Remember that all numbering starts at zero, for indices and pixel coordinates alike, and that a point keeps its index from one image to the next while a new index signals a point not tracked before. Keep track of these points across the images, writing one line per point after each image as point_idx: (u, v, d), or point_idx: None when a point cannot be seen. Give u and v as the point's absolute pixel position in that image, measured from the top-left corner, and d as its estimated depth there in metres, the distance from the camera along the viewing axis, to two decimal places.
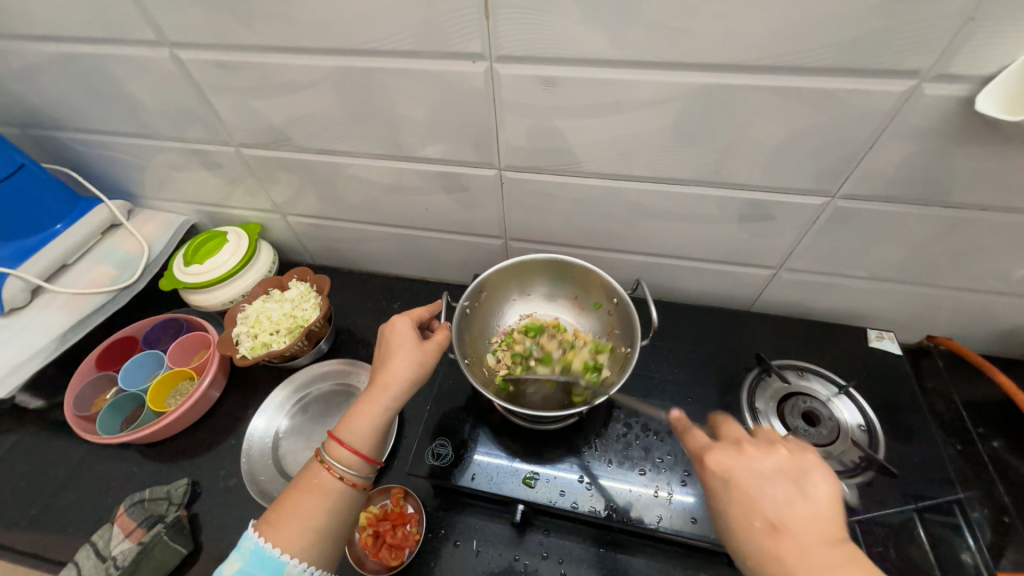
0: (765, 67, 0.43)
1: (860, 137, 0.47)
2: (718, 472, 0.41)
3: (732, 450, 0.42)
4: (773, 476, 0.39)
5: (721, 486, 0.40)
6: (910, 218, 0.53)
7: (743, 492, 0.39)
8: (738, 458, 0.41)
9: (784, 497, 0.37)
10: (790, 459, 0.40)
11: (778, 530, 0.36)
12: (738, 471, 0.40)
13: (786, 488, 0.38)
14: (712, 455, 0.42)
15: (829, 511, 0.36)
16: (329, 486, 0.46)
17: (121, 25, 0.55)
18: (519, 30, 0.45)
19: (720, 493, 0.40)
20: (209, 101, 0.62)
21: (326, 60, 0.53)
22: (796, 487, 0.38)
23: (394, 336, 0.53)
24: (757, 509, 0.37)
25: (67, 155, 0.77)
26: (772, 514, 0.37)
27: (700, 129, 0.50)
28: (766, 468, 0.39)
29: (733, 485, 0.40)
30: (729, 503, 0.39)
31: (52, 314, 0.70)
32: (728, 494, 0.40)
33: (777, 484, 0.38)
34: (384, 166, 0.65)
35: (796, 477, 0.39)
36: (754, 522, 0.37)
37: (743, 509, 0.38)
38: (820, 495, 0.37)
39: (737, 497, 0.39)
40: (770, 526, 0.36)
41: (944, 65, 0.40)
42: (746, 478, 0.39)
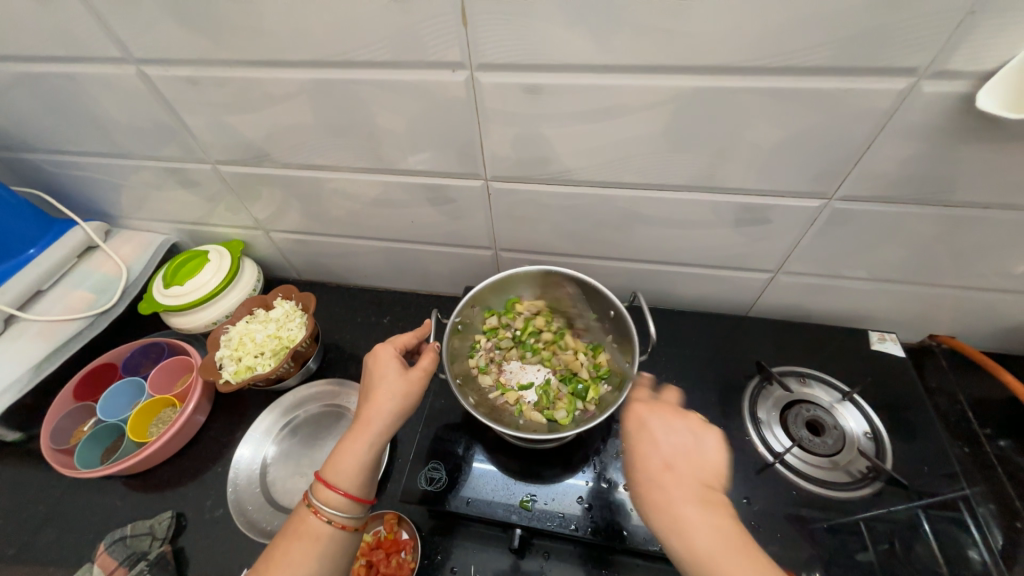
0: (757, 69, 0.41)
1: (858, 137, 0.45)
2: (640, 423, 0.49)
3: (653, 409, 0.49)
4: (684, 435, 0.47)
5: (636, 428, 0.49)
6: (910, 218, 0.52)
7: (650, 438, 0.47)
8: (662, 414, 0.48)
9: (682, 447, 0.46)
10: (694, 424, 0.48)
11: (665, 471, 0.44)
12: (646, 411, 0.49)
13: (686, 444, 0.46)
14: (649, 414, 0.49)
15: (709, 466, 0.44)
16: (317, 531, 0.44)
17: (84, 43, 0.52)
18: (499, 38, 0.43)
19: (637, 432, 0.48)
20: (181, 117, 0.59)
21: (300, 72, 0.50)
22: (695, 442, 0.46)
23: (377, 366, 0.51)
24: (654, 454, 0.45)
25: (38, 177, 0.74)
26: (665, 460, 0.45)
27: (691, 133, 0.48)
28: (680, 428, 0.47)
29: (644, 430, 0.48)
30: (637, 443, 0.47)
31: (27, 344, 0.68)
32: (642, 437, 0.48)
33: (679, 440, 0.46)
34: (367, 179, 0.62)
35: (698, 437, 0.46)
36: (657, 462, 0.45)
37: (647, 454, 0.46)
38: (709, 455, 0.45)
39: (649, 453, 0.45)
40: (663, 468, 0.44)
41: (943, 61, 0.38)
42: (665, 432, 0.47)
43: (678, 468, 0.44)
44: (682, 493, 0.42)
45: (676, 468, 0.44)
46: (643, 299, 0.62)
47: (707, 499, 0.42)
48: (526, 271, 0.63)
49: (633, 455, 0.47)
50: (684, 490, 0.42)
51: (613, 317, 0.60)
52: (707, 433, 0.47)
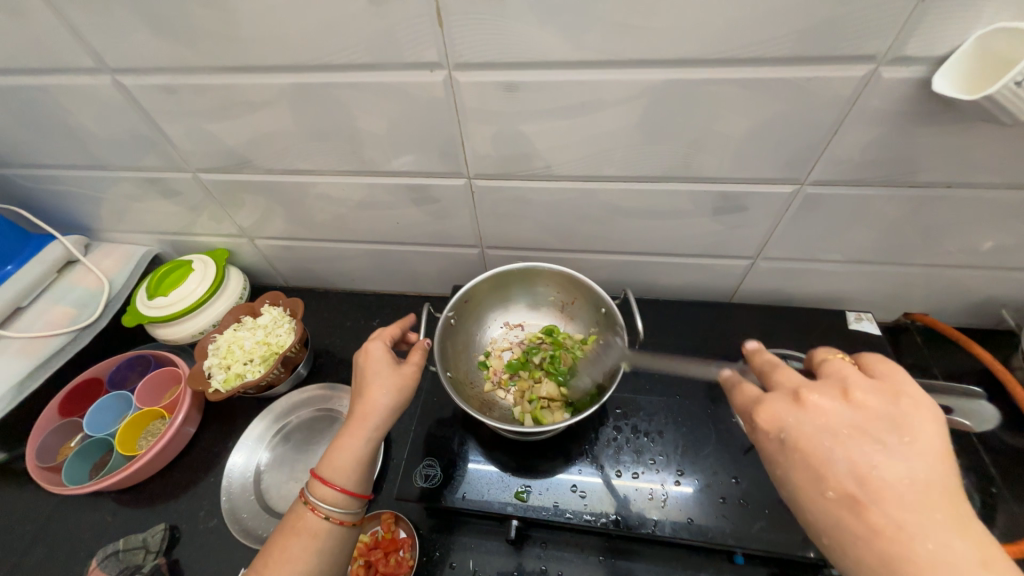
0: (724, 61, 0.43)
1: (824, 123, 0.47)
2: (775, 424, 0.38)
3: (800, 395, 0.37)
4: (864, 426, 0.35)
5: (804, 440, 0.36)
6: (878, 200, 0.54)
7: (812, 441, 0.35)
8: (821, 402, 0.36)
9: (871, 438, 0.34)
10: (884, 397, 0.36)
11: (868, 486, 0.32)
12: (796, 420, 0.36)
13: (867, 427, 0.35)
14: (778, 404, 0.38)
15: (931, 466, 0.33)
16: (316, 527, 0.45)
17: (56, 54, 0.52)
18: (475, 36, 0.44)
19: (788, 443, 0.36)
20: (159, 126, 0.59)
21: (279, 77, 0.51)
22: (901, 428, 0.34)
23: (369, 362, 0.52)
24: (838, 466, 0.34)
25: (13, 193, 0.73)
26: (863, 465, 0.33)
27: (666, 124, 0.49)
28: (856, 418, 0.35)
29: (801, 443, 0.36)
30: (804, 457, 0.35)
31: (7, 362, 0.66)
32: (802, 448, 0.36)
33: (864, 439, 0.34)
34: (351, 182, 0.63)
35: (906, 419, 0.35)
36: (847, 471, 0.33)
37: (815, 459, 0.35)
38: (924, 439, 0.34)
39: (823, 457, 0.34)
40: (863, 483, 0.33)
41: (899, 48, 0.40)
42: (818, 421, 0.36)
43: (894, 479, 0.32)
44: (904, 505, 0.31)
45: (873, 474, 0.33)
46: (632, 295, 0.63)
47: (950, 517, 0.31)
48: (519, 268, 0.63)
49: (803, 469, 0.35)
50: (907, 509, 0.31)
51: (605, 313, 0.62)
52: (857, 410, 0.36)
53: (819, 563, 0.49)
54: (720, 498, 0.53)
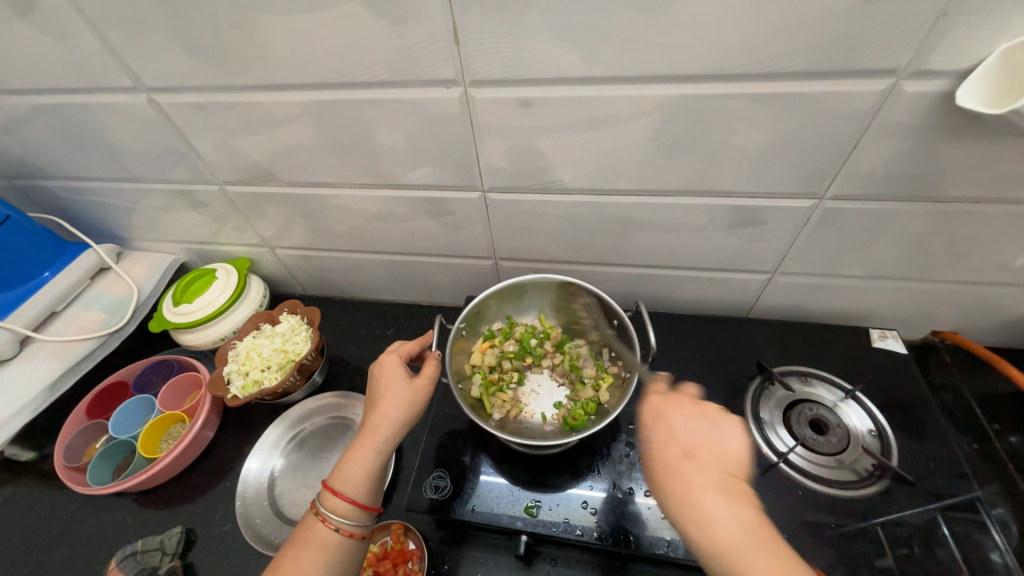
0: (739, 77, 0.43)
1: (843, 138, 0.46)
2: (662, 413, 0.50)
3: (676, 400, 0.51)
4: (701, 422, 0.48)
5: (663, 426, 0.49)
6: (902, 215, 0.52)
7: (666, 424, 0.49)
8: (684, 408, 0.50)
9: (700, 434, 0.47)
10: (713, 414, 0.49)
11: (686, 461, 0.45)
12: (667, 407, 0.50)
13: (701, 431, 0.47)
14: (665, 405, 0.50)
15: (729, 457, 0.46)
16: (325, 539, 0.45)
17: (98, 73, 0.55)
18: (491, 55, 0.45)
19: (653, 420, 0.50)
20: (189, 141, 0.62)
21: (302, 95, 0.53)
22: (715, 433, 0.47)
23: (383, 374, 0.53)
24: (674, 441, 0.47)
25: (53, 203, 0.77)
26: (691, 446, 0.46)
27: (681, 139, 0.49)
28: (696, 413, 0.49)
29: (661, 419, 0.50)
30: (656, 426, 0.50)
31: (41, 364, 0.69)
32: (658, 424, 0.50)
33: (699, 422, 0.48)
34: (369, 195, 0.64)
35: (721, 427, 0.48)
36: (677, 452, 0.46)
37: (663, 437, 0.48)
38: (729, 445, 0.46)
39: (671, 438, 0.47)
40: (685, 456, 0.46)
41: (921, 62, 0.39)
42: (671, 414, 0.50)
43: (700, 456, 0.45)
44: (705, 481, 0.43)
45: (694, 458, 0.45)
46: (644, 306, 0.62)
47: (732, 487, 0.43)
48: (531, 281, 0.63)
49: (652, 438, 0.49)
50: (706, 483, 0.43)
51: (617, 326, 0.62)
52: (708, 422, 0.48)
53: None
54: None
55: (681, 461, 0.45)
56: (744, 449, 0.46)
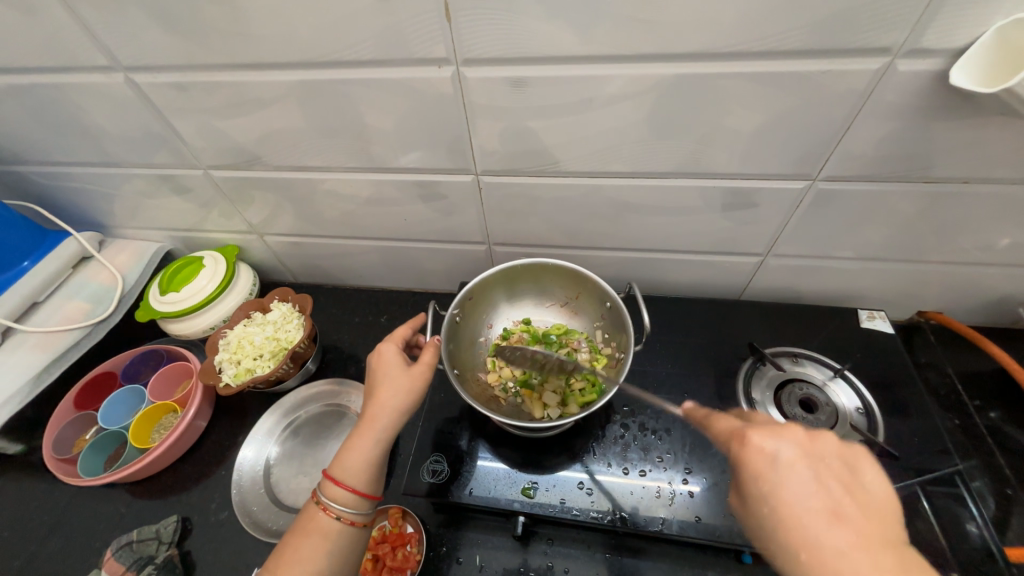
0: (736, 55, 0.42)
1: (837, 118, 0.46)
2: (765, 452, 0.37)
3: (778, 432, 0.38)
4: (837, 471, 0.36)
5: (766, 464, 0.37)
6: (893, 196, 0.53)
7: (798, 477, 0.36)
8: (792, 444, 0.37)
9: (837, 483, 0.36)
10: (842, 447, 0.38)
11: (839, 522, 0.33)
12: (789, 454, 0.37)
13: (835, 475, 0.36)
14: (757, 434, 0.38)
15: (881, 507, 0.35)
16: (326, 527, 0.45)
17: (70, 52, 0.52)
18: (484, 32, 0.44)
19: (763, 472, 0.37)
20: (171, 124, 0.60)
21: (287, 74, 0.51)
22: (852, 470, 0.37)
23: (381, 363, 0.52)
24: (813, 495, 0.35)
25: (29, 190, 0.74)
26: (830, 500, 0.35)
27: (676, 120, 0.48)
28: (825, 452, 0.38)
29: (782, 467, 0.36)
30: (783, 481, 0.36)
31: (24, 355, 0.68)
32: (781, 473, 0.36)
33: (832, 472, 0.36)
34: (360, 179, 0.63)
35: (850, 459, 0.37)
36: (816, 510, 0.34)
37: (795, 492, 0.35)
38: (872, 487, 0.36)
39: (805, 492, 0.35)
40: (831, 516, 0.34)
41: (916, 40, 0.39)
42: (800, 467, 0.36)
43: (849, 515, 0.34)
44: (863, 545, 0.32)
45: (844, 517, 0.34)
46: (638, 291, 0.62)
47: (895, 555, 0.32)
48: (524, 263, 0.63)
49: (776, 492, 0.36)
50: (878, 561, 0.31)
51: (610, 308, 0.62)
52: (808, 445, 0.38)
53: None
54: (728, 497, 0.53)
55: (823, 520, 0.34)
56: (886, 488, 0.36)
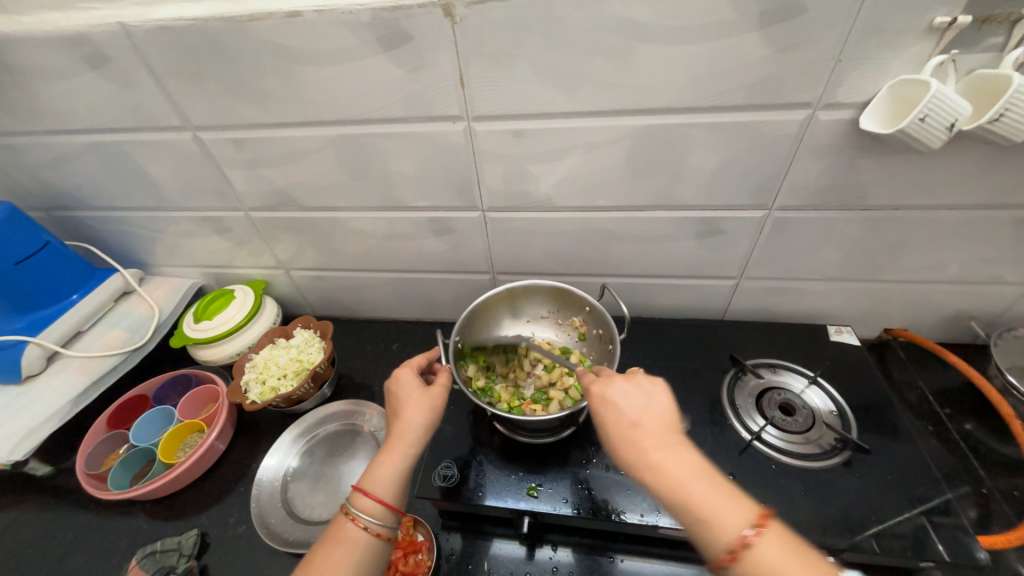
0: (689, 110, 0.53)
1: (779, 157, 0.56)
2: (599, 396, 0.49)
3: (610, 379, 0.50)
4: (649, 406, 0.47)
5: (600, 404, 0.49)
6: (838, 222, 0.62)
7: (613, 406, 0.47)
8: (615, 381, 0.49)
9: (640, 405, 0.47)
10: (648, 380, 0.50)
11: (635, 428, 0.45)
12: (608, 390, 0.49)
13: (642, 401, 0.47)
14: (596, 384, 0.50)
15: (668, 414, 0.46)
16: (356, 538, 0.48)
17: (150, 115, 0.64)
18: (489, 95, 0.55)
19: (598, 409, 0.48)
20: (222, 172, 0.70)
21: (328, 130, 0.62)
22: (654, 396, 0.48)
23: (403, 386, 0.58)
24: (619, 415, 0.46)
25: (85, 232, 0.84)
26: (631, 417, 0.46)
27: (649, 161, 0.59)
28: (635, 387, 0.49)
29: (608, 402, 0.48)
30: (603, 413, 0.48)
31: (66, 378, 0.73)
32: (604, 407, 0.48)
33: (639, 397, 0.48)
34: (381, 216, 0.73)
35: (652, 390, 0.49)
36: (623, 425, 0.46)
37: (612, 417, 0.47)
38: (663, 405, 0.47)
39: (617, 415, 0.47)
40: (631, 428, 0.45)
41: (829, 96, 0.50)
42: (616, 398, 0.48)
43: (642, 428, 0.45)
44: (649, 442, 0.43)
45: (642, 428, 0.45)
46: (613, 293, 0.71)
47: (674, 444, 0.43)
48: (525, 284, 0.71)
49: (602, 422, 0.48)
50: (655, 449, 0.43)
51: (590, 311, 0.69)
52: (630, 383, 0.49)
53: (814, 554, 0.53)
54: None
55: (621, 432, 0.45)
56: (674, 406, 0.47)
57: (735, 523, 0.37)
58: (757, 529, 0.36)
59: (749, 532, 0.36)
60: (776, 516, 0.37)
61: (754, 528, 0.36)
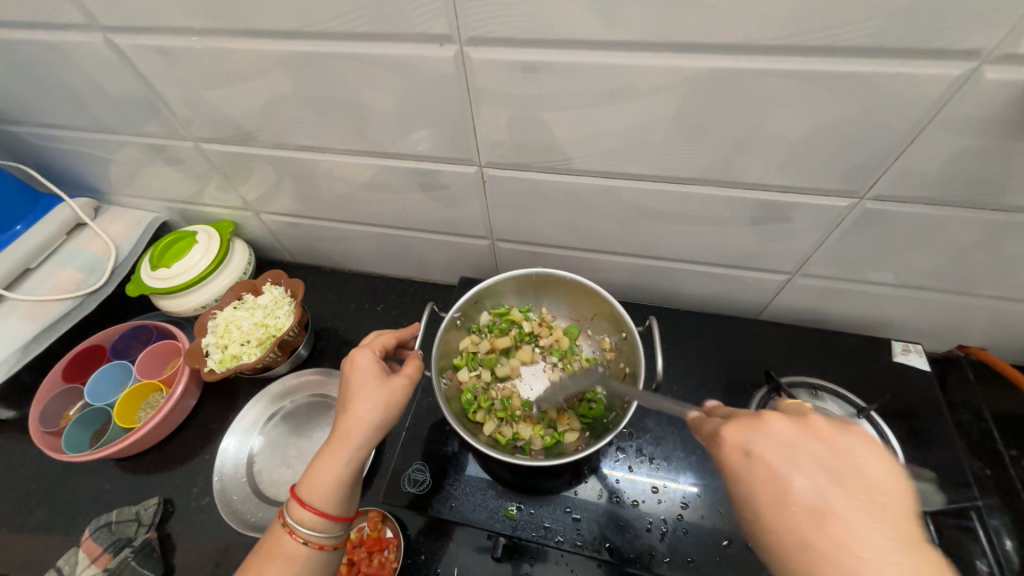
0: (784, 50, 0.36)
1: (898, 131, 0.39)
2: (739, 450, 0.35)
3: (764, 427, 0.35)
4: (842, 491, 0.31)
5: (753, 465, 0.34)
6: (950, 222, 0.46)
7: (770, 469, 0.33)
8: (779, 430, 0.34)
9: (824, 473, 0.32)
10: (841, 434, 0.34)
11: (814, 515, 0.30)
12: (764, 443, 0.34)
13: (824, 463, 0.32)
14: (739, 430, 0.35)
15: (879, 494, 0.31)
16: (292, 552, 0.42)
17: (45, 6, 0.48)
18: (490, 7, 0.38)
19: (743, 473, 0.34)
20: (156, 90, 0.55)
21: (277, 44, 0.46)
22: (847, 458, 0.32)
23: (355, 373, 0.48)
24: (787, 492, 0.32)
25: (23, 151, 0.72)
26: (813, 492, 0.31)
27: (709, 121, 0.42)
28: (812, 444, 0.33)
29: (760, 464, 0.34)
30: (755, 478, 0.34)
31: (14, 323, 0.67)
32: (755, 471, 0.34)
33: (813, 463, 0.32)
34: (357, 162, 0.58)
35: (845, 450, 0.33)
36: (804, 508, 0.31)
37: (774, 489, 0.32)
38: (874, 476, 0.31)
39: (782, 488, 0.32)
40: (813, 510, 0.31)
41: (1013, 44, 0.32)
42: (776, 458, 0.33)
43: (823, 526, 0.30)
44: (869, 546, 0.29)
45: (834, 514, 0.30)
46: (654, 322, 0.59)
47: (912, 554, 0.28)
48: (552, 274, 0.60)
49: (748, 488, 0.34)
50: (893, 568, 0.28)
51: (625, 339, 0.59)
52: (806, 433, 0.34)
53: None
54: (723, 541, 0.49)
55: (794, 520, 0.31)
56: (892, 481, 0.31)
57: None
58: None
59: None
60: None
61: None
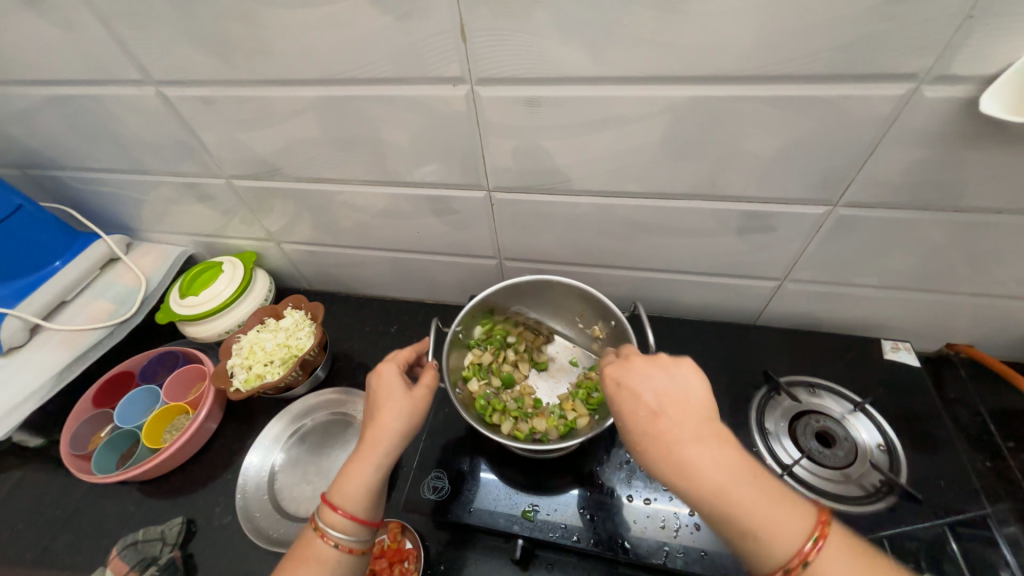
0: (751, 78, 0.41)
1: (859, 143, 0.44)
2: (610, 380, 0.43)
3: (627, 362, 0.43)
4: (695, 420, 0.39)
5: (614, 389, 0.42)
6: (919, 224, 0.51)
7: (631, 391, 0.41)
8: (633, 364, 0.42)
9: (659, 388, 0.40)
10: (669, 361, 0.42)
11: (654, 420, 0.39)
12: (621, 373, 0.42)
13: (657, 382, 0.40)
14: (609, 369, 0.43)
15: (696, 398, 0.39)
16: (324, 555, 0.43)
17: (106, 66, 0.55)
18: (495, 54, 0.44)
19: (609, 394, 0.42)
20: (196, 134, 0.62)
21: (309, 91, 0.52)
22: (672, 373, 0.41)
23: (382, 384, 0.51)
24: (640, 405, 0.40)
25: (65, 194, 0.78)
26: (656, 402, 0.39)
27: (692, 142, 0.48)
28: (652, 367, 0.42)
29: (621, 389, 0.41)
30: (619, 399, 0.41)
31: (50, 352, 0.71)
32: (620, 394, 0.41)
33: (655, 377, 0.41)
34: (375, 191, 0.64)
35: (678, 369, 0.41)
36: (647, 415, 0.39)
37: (629, 405, 0.40)
38: (689, 388, 0.40)
39: (636, 403, 0.40)
40: (652, 416, 0.39)
41: (944, 66, 0.38)
42: (629, 381, 0.41)
43: (692, 446, 0.37)
44: (682, 431, 0.37)
45: (668, 417, 0.38)
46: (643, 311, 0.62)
47: (709, 430, 0.38)
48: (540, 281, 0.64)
49: (619, 411, 0.41)
50: (696, 444, 0.37)
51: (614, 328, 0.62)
52: (653, 364, 0.42)
53: None
54: None
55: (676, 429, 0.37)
56: (705, 389, 0.40)
57: (794, 539, 0.34)
58: (818, 538, 0.34)
59: (808, 548, 0.33)
60: (826, 518, 0.35)
61: (815, 539, 0.33)
